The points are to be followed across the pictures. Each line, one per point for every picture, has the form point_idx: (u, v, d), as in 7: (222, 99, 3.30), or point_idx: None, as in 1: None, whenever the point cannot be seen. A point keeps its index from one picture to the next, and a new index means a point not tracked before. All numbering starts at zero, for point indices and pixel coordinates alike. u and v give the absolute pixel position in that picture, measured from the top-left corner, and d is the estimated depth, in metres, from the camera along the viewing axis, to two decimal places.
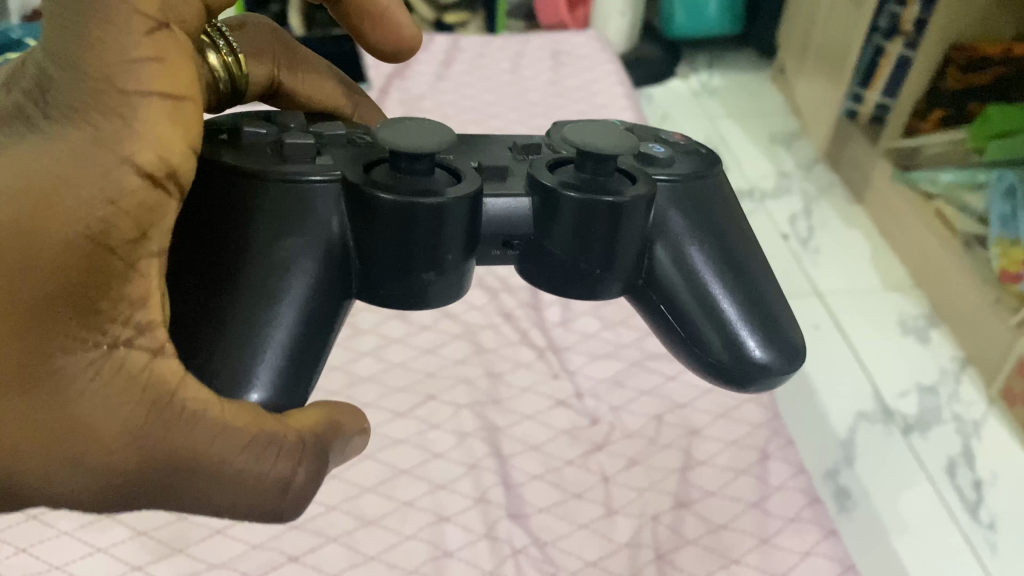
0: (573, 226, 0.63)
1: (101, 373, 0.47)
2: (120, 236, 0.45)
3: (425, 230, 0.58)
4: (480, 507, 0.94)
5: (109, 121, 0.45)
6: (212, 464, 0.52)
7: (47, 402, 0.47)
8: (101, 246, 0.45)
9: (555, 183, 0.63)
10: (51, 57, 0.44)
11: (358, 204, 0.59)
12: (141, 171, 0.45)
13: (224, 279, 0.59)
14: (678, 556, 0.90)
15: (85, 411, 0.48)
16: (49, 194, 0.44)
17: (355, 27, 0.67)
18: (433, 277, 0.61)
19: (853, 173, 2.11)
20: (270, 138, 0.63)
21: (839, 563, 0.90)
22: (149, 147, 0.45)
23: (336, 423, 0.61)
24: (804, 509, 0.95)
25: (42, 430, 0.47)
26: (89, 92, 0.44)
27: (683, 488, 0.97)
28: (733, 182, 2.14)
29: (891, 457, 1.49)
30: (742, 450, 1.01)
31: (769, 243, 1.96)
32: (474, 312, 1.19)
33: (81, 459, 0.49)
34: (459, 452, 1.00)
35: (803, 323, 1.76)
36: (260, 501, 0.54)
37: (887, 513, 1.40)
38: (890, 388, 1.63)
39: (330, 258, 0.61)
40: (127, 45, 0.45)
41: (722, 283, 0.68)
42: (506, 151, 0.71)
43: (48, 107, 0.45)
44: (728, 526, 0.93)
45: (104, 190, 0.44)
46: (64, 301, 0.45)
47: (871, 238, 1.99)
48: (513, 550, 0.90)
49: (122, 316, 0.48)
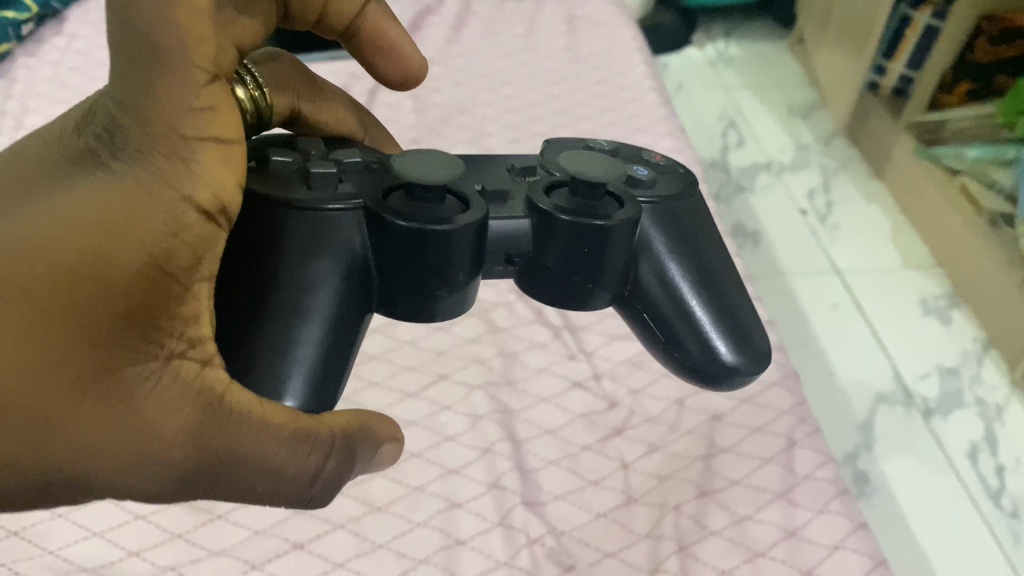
0: (567, 245, 0.69)
1: (162, 381, 0.53)
2: (180, 263, 0.52)
3: (437, 252, 0.63)
4: (494, 493, 0.90)
5: (175, 165, 0.51)
6: (255, 457, 0.58)
7: (117, 409, 0.52)
8: (165, 272, 0.51)
9: (551, 207, 0.68)
10: (122, 108, 0.50)
11: (377, 229, 0.65)
12: (200, 210, 0.52)
13: (260, 298, 0.64)
14: (701, 549, 0.86)
15: (143, 416, 0.53)
16: (123, 226, 0.50)
17: (367, 59, 0.81)
18: (445, 294, 0.67)
19: (872, 147, 2.05)
20: (295, 165, 0.68)
21: (869, 559, 0.86)
22: (207, 188, 0.52)
23: (360, 424, 0.67)
24: (832, 501, 0.91)
25: (109, 435, 0.52)
26: (159, 139, 0.50)
27: (706, 477, 0.93)
28: (750, 155, 2.08)
29: (912, 441, 1.45)
30: (767, 437, 0.97)
31: (785, 218, 1.91)
32: (487, 288, 1.14)
33: (145, 457, 0.54)
34: (472, 435, 0.95)
35: (821, 302, 1.71)
36: (294, 489, 0.61)
37: (907, 499, 1.36)
38: (911, 370, 1.58)
39: (353, 277, 0.66)
40: (191, 98, 0.50)
41: (698, 294, 0.75)
42: (505, 173, 0.76)
43: (120, 153, 0.50)
44: (753, 517, 0.89)
45: (169, 226, 0.51)
46: (129, 321, 0.50)
47: (891, 215, 1.93)
48: (528, 539, 0.86)
49: (178, 330, 0.53)
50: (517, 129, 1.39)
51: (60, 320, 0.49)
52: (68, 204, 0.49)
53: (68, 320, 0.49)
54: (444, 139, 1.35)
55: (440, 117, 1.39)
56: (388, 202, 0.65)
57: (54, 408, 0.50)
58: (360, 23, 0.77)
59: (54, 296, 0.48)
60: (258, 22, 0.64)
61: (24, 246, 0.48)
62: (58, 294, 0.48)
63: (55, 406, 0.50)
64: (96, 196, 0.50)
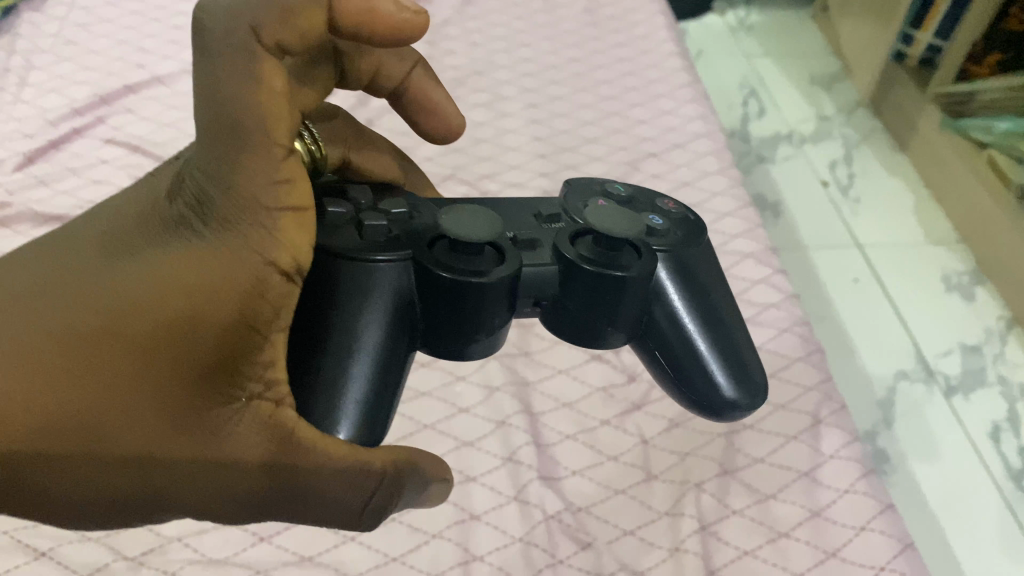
0: (588, 294, 0.68)
1: (244, 414, 0.58)
2: (261, 317, 0.56)
3: (474, 302, 0.64)
4: (510, 467, 0.87)
5: (257, 232, 0.54)
6: (314, 483, 0.61)
7: (206, 439, 0.57)
8: (248, 326, 0.56)
9: (575, 256, 0.68)
10: (212, 182, 0.54)
11: (424, 279, 0.65)
12: (283, 272, 0.56)
13: (315, 343, 0.64)
14: (722, 528, 0.83)
15: (227, 442, 0.58)
16: (212, 286, 0.54)
17: (413, 118, 0.84)
18: (482, 338, 0.67)
19: (896, 119, 2.00)
20: (347, 212, 0.67)
21: (896, 541, 0.83)
22: (288, 250, 0.56)
23: (411, 462, 0.66)
24: (858, 481, 0.88)
25: (196, 460, 0.58)
26: (244, 211, 0.54)
27: (728, 455, 0.90)
28: (771, 126, 2.04)
29: (933, 420, 1.42)
30: (792, 414, 0.94)
31: (806, 191, 1.87)
32: None
33: (225, 478, 0.59)
34: (487, 408, 0.92)
35: (842, 277, 1.67)
36: (343, 509, 0.64)
37: (927, 479, 1.33)
38: (932, 347, 1.55)
39: (401, 319, 0.66)
40: (271, 175, 0.54)
41: (705, 334, 0.73)
42: (532, 218, 0.74)
43: (209, 220, 0.55)
44: (777, 496, 0.86)
45: (253, 288, 0.55)
46: (216, 369, 0.56)
47: (915, 188, 1.89)
48: (544, 515, 0.83)
49: (257, 375, 0.57)
50: (535, 93, 1.35)
51: (157, 367, 0.54)
52: (165, 265, 0.55)
53: (166, 367, 0.54)
54: (459, 103, 1.31)
55: (456, 80, 1.35)
56: (437, 253, 0.65)
57: (153, 431, 0.55)
58: (407, 85, 0.81)
59: (152, 354, 0.54)
60: (320, 94, 0.69)
61: (126, 308, 0.54)
62: (156, 352, 0.54)
63: (155, 435, 0.56)
64: (189, 260, 0.54)
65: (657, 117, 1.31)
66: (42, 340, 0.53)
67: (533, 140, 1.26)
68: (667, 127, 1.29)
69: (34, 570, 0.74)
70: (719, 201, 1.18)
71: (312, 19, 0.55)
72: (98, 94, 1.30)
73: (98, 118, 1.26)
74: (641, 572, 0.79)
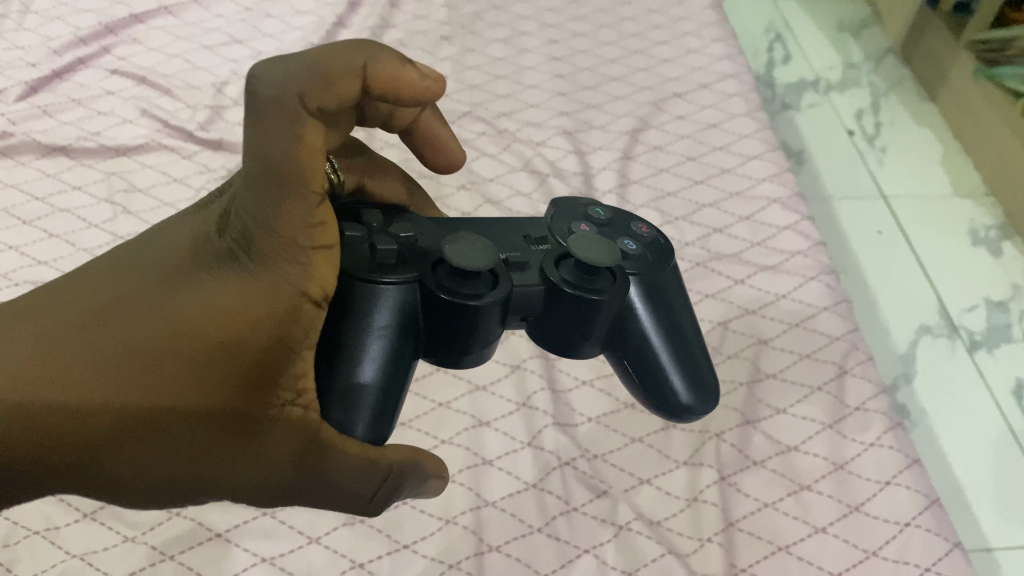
0: (568, 315, 0.67)
1: (279, 426, 0.55)
2: (297, 341, 0.54)
3: (470, 323, 0.63)
4: (524, 412, 0.84)
5: (294, 270, 0.53)
6: (335, 483, 0.59)
7: (242, 455, 0.55)
8: (286, 349, 0.54)
9: (558, 280, 0.66)
10: (254, 216, 0.52)
11: (427, 302, 0.63)
12: (315, 301, 0.54)
13: (325, 358, 0.62)
14: (743, 479, 0.81)
15: (259, 455, 0.55)
16: (250, 315, 0.52)
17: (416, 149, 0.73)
18: (473, 352, 0.66)
19: (926, 67, 1.92)
20: (363, 233, 0.64)
21: (921, 496, 0.80)
22: (319, 281, 0.54)
23: (415, 458, 0.63)
24: (884, 434, 0.85)
25: (231, 472, 0.55)
26: (281, 250, 0.52)
27: (750, 405, 0.87)
28: (796, 73, 1.97)
29: (955, 375, 1.39)
30: (817, 364, 0.90)
31: (831, 140, 1.81)
32: (520, 199, 1.04)
33: (258, 484, 0.57)
34: (501, 351, 0.89)
35: (866, 228, 1.63)
36: (355, 502, 0.62)
37: (947, 434, 1.30)
38: (957, 302, 1.51)
39: (408, 333, 0.64)
40: (306, 214, 0.52)
41: (669, 348, 0.71)
42: (519, 237, 0.71)
43: (253, 254, 0.53)
44: (799, 448, 0.83)
45: (288, 316, 0.53)
46: (254, 395, 0.53)
47: (943, 140, 1.82)
48: (559, 461, 0.81)
49: (290, 385, 0.55)
50: (556, 29, 1.30)
51: (201, 391, 0.51)
52: (204, 293, 0.52)
53: (207, 396, 0.52)
54: (477, 38, 1.26)
55: (475, 15, 1.30)
56: (443, 276, 0.63)
57: (194, 452, 0.53)
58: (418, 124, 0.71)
59: (195, 376, 0.51)
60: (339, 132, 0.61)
61: (170, 333, 0.51)
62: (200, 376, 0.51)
63: (193, 454, 0.53)
64: (229, 290, 0.52)
65: (683, 57, 1.26)
66: (85, 368, 0.50)
67: (553, 78, 1.21)
68: (693, 66, 1.24)
69: (37, 506, 0.74)
70: (745, 144, 1.14)
71: (349, 81, 0.52)
72: (104, 21, 1.26)
73: (104, 48, 1.22)
74: (657, 522, 0.77)
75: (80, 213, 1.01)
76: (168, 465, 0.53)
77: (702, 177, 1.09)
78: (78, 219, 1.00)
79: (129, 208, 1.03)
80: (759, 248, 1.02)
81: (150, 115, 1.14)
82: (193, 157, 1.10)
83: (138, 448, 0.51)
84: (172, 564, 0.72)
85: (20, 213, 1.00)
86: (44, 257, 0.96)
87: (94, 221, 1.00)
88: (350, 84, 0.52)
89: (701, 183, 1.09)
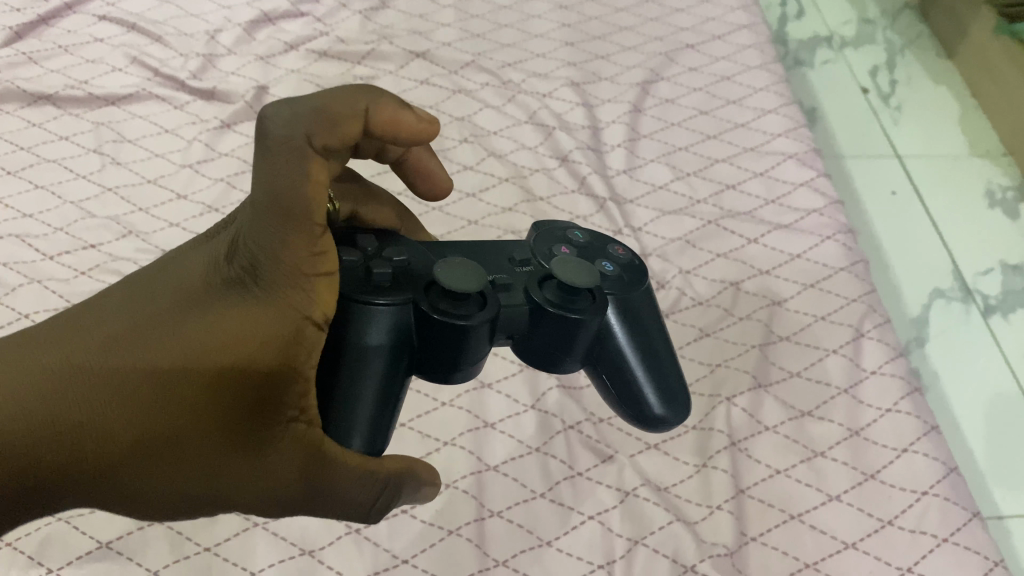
0: (553, 337, 0.60)
1: (287, 450, 0.49)
2: (306, 366, 0.49)
3: (456, 343, 0.55)
4: (528, 374, 0.81)
5: (301, 294, 0.47)
6: (339, 500, 0.53)
7: (251, 481, 0.50)
8: (294, 375, 0.48)
9: (542, 301, 0.58)
10: (258, 240, 0.47)
11: (413, 326, 0.56)
12: (320, 323, 0.49)
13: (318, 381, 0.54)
14: (755, 444, 0.78)
15: (266, 480, 0.50)
16: (257, 341, 0.47)
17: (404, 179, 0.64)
18: (460, 373, 0.58)
19: (945, 20, 1.83)
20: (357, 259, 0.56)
21: (939, 464, 0.77)
22: (326, 303, 0.49)
23: (404, 468, 0.55)
24: (901, 400, 0.81)
25: (241, 496, 0.51)
26: (288, 274, 0.47)
27: (763, 368, 0.83)
28: (810, 29, 1.91)
29: (969, 341, 1.36)
30: (833, 327, 0.87)
31: (844, 98, 1.76)
32: (524, 153, 1.00)
33: (267, 507, 0.52)
34: None
35: (879, 189, 1.59)
36: (350, 514, 0.54)
37: (959, 400, 1.27)
38: (972, 265, 1.47)
39: (401, 353, 0.56)
40: (312, 236, 0.47)
41: (644, 362, 0.62)
42: (504, 259, 0.62)
43: (257, 276, 0.47)
44: (813, 413, 0.80)
45: (296, 341, 0.48)
46: (262, 422, 0.48)
47: (961, 97, 1.76)
48: (564, 425, 0.78)
49: (298, 408, 0.49)
50: None
51: (207, 418, 0.47)
52: (209, 319, 0.47)
53: (214, 426, 0.47)
54: None
55: None
56: (437, 296, 0.55)
57: (202, 480, 0.49)
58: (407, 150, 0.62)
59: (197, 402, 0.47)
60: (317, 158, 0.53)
61: (173, 358, 0.46)
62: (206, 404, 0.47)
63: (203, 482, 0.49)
64: (235, 315, 0.47)
65: (696, 5, 1.20)
66: (81, 410, 0.45)
67: (560, 27, 1.16)
68: (706, 16, 1.19)
69: None
70: (759, 98, 1.09)
71: (357, 120, 0.48)
72: None
73: None
74: (665, 488, 0.74)
75: (67, 164, 0.97)
76: (175, 486, 0.49)
77: (715, 131, 1.05)
78: (65, 170, 0.96)
79: (118, 159, 0.99)
80: (773, 206, 0.98)
81: (139, 63, 1.09)
82: (185, 108, 1.05)
83: (138, 471, 0.47)
84: (161, 527, 0.69)
85: (5, 163, 0.96)
86: (29, 209, 0.92)
87: (81, 173, 0.96)
88: (352, 127, 0.47)
89: (713, 138, 1.05)
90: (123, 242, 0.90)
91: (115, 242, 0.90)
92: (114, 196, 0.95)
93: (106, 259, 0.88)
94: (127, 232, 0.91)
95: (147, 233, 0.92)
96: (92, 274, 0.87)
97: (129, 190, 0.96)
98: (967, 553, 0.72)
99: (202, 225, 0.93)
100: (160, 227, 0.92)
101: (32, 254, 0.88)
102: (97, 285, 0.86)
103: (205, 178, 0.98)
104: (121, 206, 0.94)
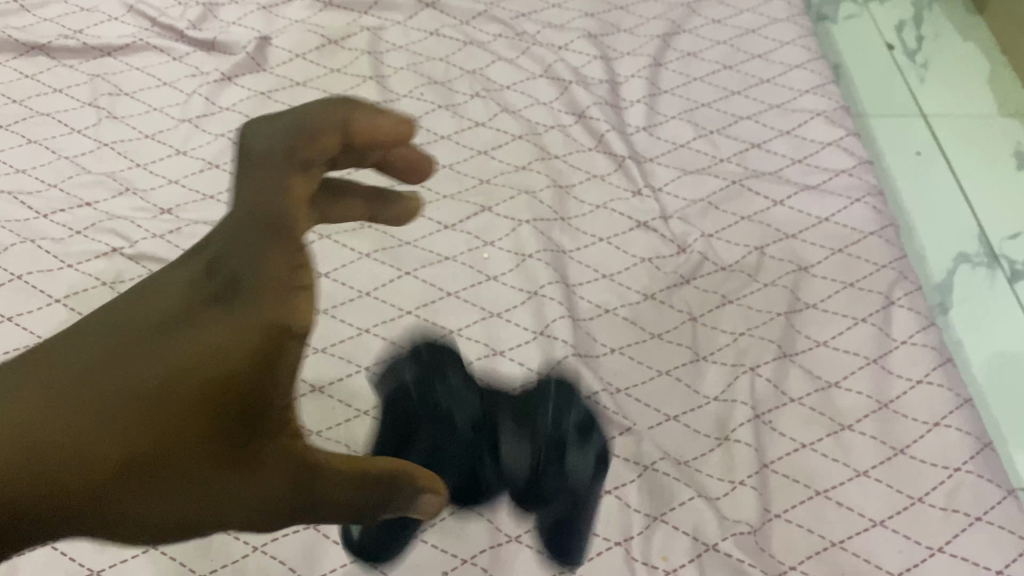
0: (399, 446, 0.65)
1: (270, 462, 0.40)
2: (260, 373, 0.37)
3: None
4: (543, 340, 0.77)
5: (261, 308, 0.37)
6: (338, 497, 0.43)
7: (228, 507, 0.40)
8: (248, 389, 0.37)
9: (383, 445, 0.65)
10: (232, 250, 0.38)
11: None
12: (299, 338, 0.38)
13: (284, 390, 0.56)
14: (778, 417, 0.74)
15: (249, 499, 0.40)
16: (206, 373, 0.36)
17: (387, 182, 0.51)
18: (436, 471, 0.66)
19: None
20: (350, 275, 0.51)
21: (975, 439, 0.73)
22: (306, 314, 0.38)
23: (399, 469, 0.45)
24: (933, 371, 0.77)
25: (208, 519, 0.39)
26: (253, 286, 0.37)
27: (788, 336, 0.79)
28: None
29: (994, 309, 1.31)
30: (862, 293, 0.82)
31: (869, 55, 1.70)
32: (539, 110, 0.96)
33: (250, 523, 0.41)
34: (518, 276, 0.82)
35: (903, 150, 1.53)
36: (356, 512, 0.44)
37: (982, 369, 1.23)
38: (998, 230, 1.42)
39: None
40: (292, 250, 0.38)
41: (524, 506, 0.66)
42: None
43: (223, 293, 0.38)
44: (840, 385, 0.77)
45: (262, 360, 0.37)
46: (227, 452, 0.38)
47: (991, 54, 1.69)
48: (579, 396, 0.73)
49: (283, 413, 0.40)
50: None
51: (151, 474, 0.36)
52: (136, 368, 0.36)
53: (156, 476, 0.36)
54: None
55: None
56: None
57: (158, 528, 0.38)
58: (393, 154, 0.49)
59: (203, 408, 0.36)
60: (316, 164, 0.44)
61: (77, 408, 0.34)
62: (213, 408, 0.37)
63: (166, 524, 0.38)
64: (177, 348, 0.36)
65: None
66: None
67: None
68: None
69: None
70: (787, 51, 1.03)
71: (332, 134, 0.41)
72: None
73: None
74: (685, 462, 0.71)
75: (61, 117, 0.93)
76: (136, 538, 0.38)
77: (739, 87, 1.00)
78: (59, 123, 0.92)
79: (114, 112, 0.94)
80: (799, 166, 0.93)
81: (137, 12, 1.04)
82: (185, 59, 1.00)
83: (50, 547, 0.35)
84: None
85: None
86: (23, 164, 0.88)
87: (76, 126, 0.92)
88: (331, 141, 0.41)
89: (737, 94, 1.00)
90: (119, 199, 0.87)
91: (111, 199, 0.87)
92: (109, 151, 0.91)
93: (102, 217, 0.85)
94: (124, 188, 0.88)
95: (144, 191, 0.88)
96: (87, 233, 0.83)
97: (125, 144, 0.91)
98: (1003, 533, 0.67)
99: (202, 182, 0.89)
100: (158, 184, 0.88)
101: (26, 212, 0.84)
102: (92, 245, 0.82)
103: (204, 133, 0.93)
104: (117, 162, 0.90)
